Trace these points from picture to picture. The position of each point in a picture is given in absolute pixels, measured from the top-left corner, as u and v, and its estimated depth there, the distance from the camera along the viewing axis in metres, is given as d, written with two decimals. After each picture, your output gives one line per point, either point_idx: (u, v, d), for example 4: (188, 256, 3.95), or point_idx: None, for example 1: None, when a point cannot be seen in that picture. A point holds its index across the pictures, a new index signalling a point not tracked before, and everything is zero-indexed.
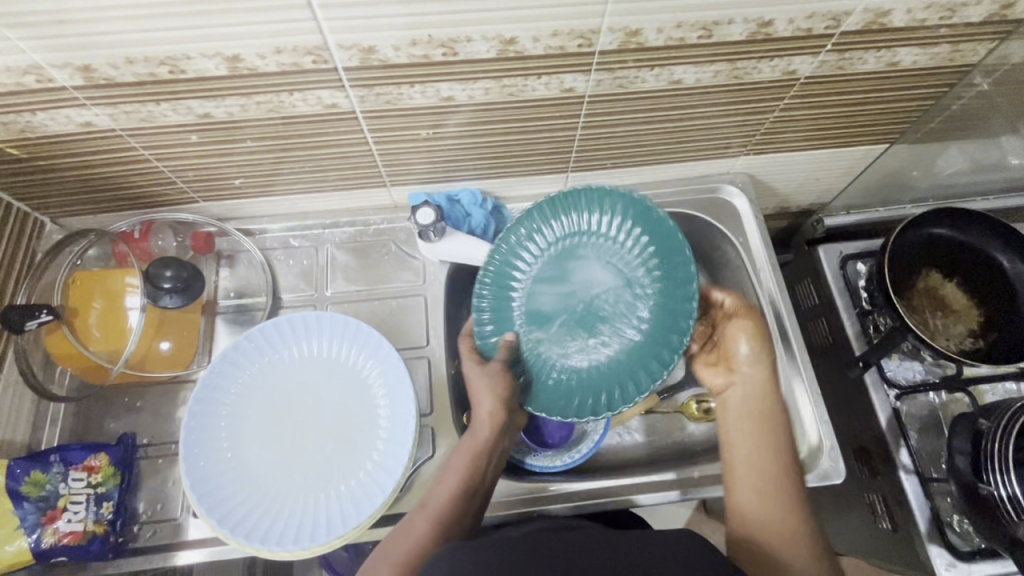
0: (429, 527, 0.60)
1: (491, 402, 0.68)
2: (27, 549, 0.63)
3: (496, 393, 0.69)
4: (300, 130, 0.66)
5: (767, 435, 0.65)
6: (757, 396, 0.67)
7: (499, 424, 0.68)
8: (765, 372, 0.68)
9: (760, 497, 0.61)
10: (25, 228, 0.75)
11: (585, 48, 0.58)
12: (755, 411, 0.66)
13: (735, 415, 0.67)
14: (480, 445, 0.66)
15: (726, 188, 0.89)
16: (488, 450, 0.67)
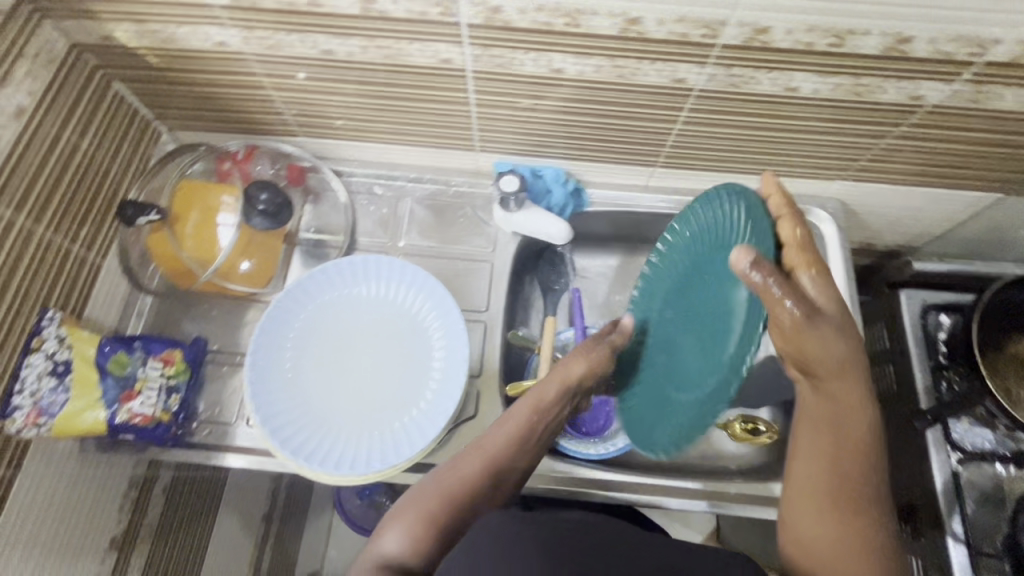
0: (479, 469, 0.57)
1: (579, 365, 0.63)
2: (102, 421, 0.67)
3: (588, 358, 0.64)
4: (410, 80, 0.69)
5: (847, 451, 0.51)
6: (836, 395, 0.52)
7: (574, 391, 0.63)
8: (850, 376, 0.52)
9: (832, 533, 0.50)
10: (143, 133, 0.80)
11: (706, 39, 0.58)
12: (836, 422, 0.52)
13: (821, 414, 0.52)
14: (549, 400, 0.62)
15: (815, 213, 0.84)
16: (557, 411, 0.62)
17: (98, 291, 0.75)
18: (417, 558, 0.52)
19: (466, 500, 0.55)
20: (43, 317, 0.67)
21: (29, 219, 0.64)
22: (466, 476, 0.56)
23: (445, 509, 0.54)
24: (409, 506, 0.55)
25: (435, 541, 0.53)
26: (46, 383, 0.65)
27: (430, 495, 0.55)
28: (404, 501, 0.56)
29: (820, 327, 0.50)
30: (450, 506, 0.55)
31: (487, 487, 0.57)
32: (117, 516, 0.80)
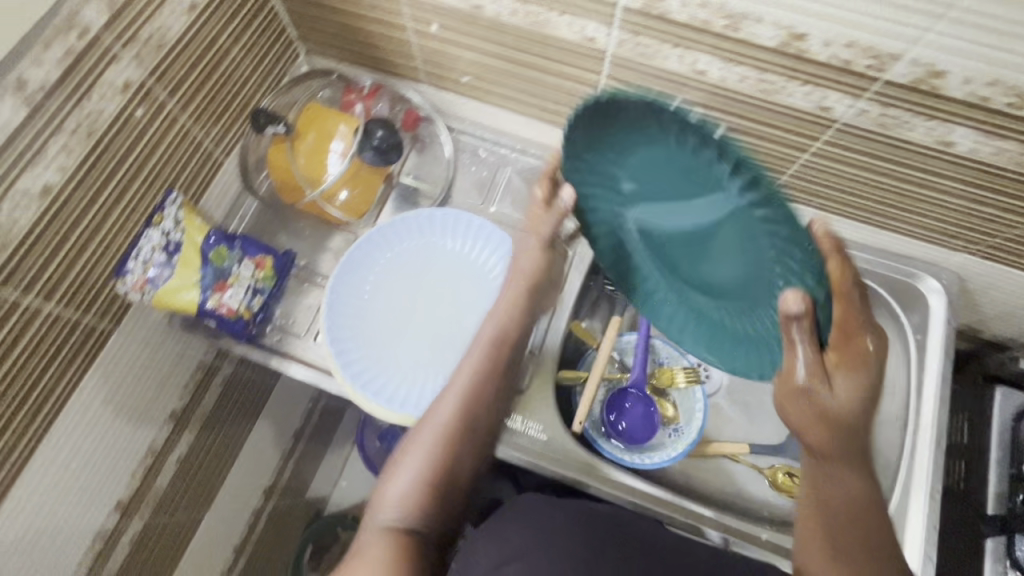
0: (453, 414, 0.60)
1: (513, 288, 0.67)
2: (195, 303, 0.72)
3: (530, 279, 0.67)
4: (548, 51, 0.69)
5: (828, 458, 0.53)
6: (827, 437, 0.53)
7: (515, 314, 0.66)
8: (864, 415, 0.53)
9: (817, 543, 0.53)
10: (285, 52, 0.85)
11: (871, 71, 0.54)
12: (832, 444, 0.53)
13: (818, 450, 0.53)
14: (508, 329, 0.65)
15: (926, 281, 0.78)
16: (511, 334, 0.65)
17: (215, 186, 0.81)
18: (418, 518, 0.56)
19: (452, 453, 0.59)
20: (167, 197, 0.72)
21: (177, 106, 0.70)
22: (440, 425, 0.60)
23: (433, 462, 0.58)
24: (404, 467, 0.58)
25: (434, 495, 0.57)
26: (157, 256, 0.70)
27: (416, 454, 0.59)
28: (397, 465, 0.59)
29: (857, 370, 0.52)
30: (436, 459, 0.58)
31: (465, 437, 0.60)
32: (181, 392, 0.87)
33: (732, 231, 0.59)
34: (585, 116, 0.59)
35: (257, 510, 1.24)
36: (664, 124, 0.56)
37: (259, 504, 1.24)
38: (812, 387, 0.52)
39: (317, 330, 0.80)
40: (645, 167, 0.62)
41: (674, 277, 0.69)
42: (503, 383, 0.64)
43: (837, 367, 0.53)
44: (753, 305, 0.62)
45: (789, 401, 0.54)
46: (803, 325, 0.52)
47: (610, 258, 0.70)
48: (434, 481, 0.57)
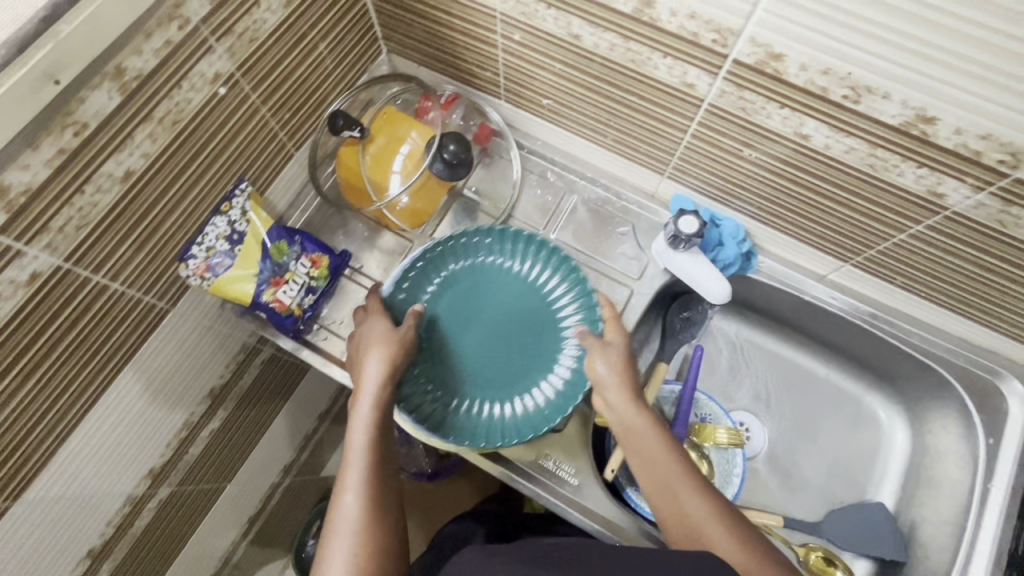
0: (361, 495, 0.58)
1: (378, 369, 0.64)
2: (250, 294, 0.73)
3: (389, 353, 0.65)
4: (640, 90, 0.66)
5: (655, 460, 0.61)
6: (655, 447, 0.62)
7: (392, 385, 0.65)
8: (620, 388, 0.64)
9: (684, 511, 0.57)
10: (368, 49, 0.84)
11: (1002, 166, 0.50)
12: (654, 445, 0.62)
13: (629, 445, 0.63)
14: (375, 405, 0.63)
15: (1008, 381, 0.72)
16: (386, 407, 0.64)
17: (282, 177, 0.81)
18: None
19: (376, 537, 0.56)
20: (237, 186, 0.72)
21: (258, 98, 0.69)
22: (353, 513, 0.57)
23: (359, 547, 0.55)
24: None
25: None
26: (220, 244, 0.70)
27: (338, 561, 0.55)
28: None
29: (610, 355, 0.66)
30: (360, 556, 0.55)
31: (380, 514, 0.58)
32: (221, 372, 0.88)
33: (529, 299, 0.75)
34: (423, 266, 0.75)
35: (275, 484, 1.26)
36: (511, 243, 0.76)
37: (277, 478, 1.26)
38: (609, 390, 0.64)
39: None
40: (461, 289, 0.75)
41: (509, 391, 0.72)
42: (391, 456, 0.62)
43: (625, 380, 0.65)
44: (554, 349, 0.73)
45: (625, 390, 0.64)
46: (593, 341, 0.67)
47: (431, 384, 0.71)
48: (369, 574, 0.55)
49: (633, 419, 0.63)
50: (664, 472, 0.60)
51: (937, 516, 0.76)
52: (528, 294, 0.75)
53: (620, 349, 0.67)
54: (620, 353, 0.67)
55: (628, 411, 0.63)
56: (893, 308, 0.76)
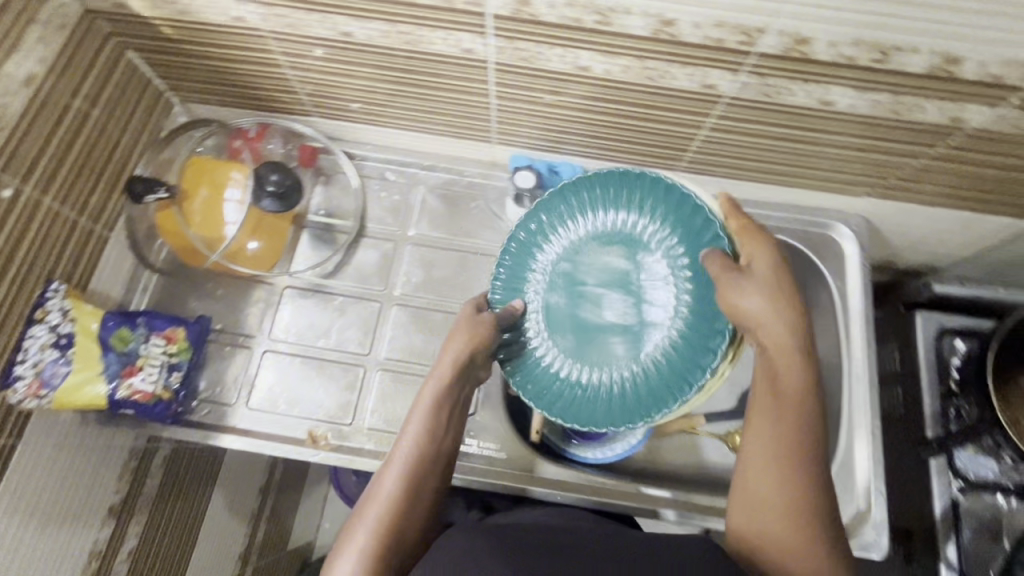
0: (393, 483, 0.55)
1: (451, 358, 0.61)
2: (102, 396, 0.67)
3: (467, 345, 0.61)
4: (430, 69, 0.66)
5: (792, 403, 0.53)
6: (802, 386, 0.53)
7: (457, 383, 0.61)
8: (784, 320, 0.53)
9: (773, 487, 0.51)
10: (155, 104, 0.79)
11: (744, 46, 0.55)
12: (806, 396, 0.53)
13: (759, 378, 0.55)
14: (444, 393, 0.60)
15: (838, 228, 0.82)
16: (453, 395, 0.61)
17: (105, 263, 0.75)
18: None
19: (399, 523, 0.54)
20: (48, 289, 0.66)
21: (38, 189, 0.63)
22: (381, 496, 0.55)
23: (380, 533, 0.53)
24: (344, 553, 0.52)
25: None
26: (48, 354, 0.65)
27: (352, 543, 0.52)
28: (338, 547, 0.53)
29: (762, 269, 0.55)
30: (378, 544, 0.52)
31: (411, 504, 0.55)
32: (117, 485, 0.81)
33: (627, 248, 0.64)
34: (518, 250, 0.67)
35: None
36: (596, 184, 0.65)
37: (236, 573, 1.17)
38: (755, 321, 0.53)
39: (248, 394, 0.76)
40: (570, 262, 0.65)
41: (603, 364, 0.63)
42: (442, 448, 0.59)
43: (770, 296, 0.54)
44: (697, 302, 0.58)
45: (799, 337, 0.54)
46: (730, 265, 0.55)
47: (521, 379, 0.64)
48: (380, 561, 0.52)
49: (784, 360, 0.54)
50: (789, 420, 0.52)
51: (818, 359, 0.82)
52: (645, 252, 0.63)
53: (775, 273, 0.55)
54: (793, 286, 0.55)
55: (801, 354, 0.53)
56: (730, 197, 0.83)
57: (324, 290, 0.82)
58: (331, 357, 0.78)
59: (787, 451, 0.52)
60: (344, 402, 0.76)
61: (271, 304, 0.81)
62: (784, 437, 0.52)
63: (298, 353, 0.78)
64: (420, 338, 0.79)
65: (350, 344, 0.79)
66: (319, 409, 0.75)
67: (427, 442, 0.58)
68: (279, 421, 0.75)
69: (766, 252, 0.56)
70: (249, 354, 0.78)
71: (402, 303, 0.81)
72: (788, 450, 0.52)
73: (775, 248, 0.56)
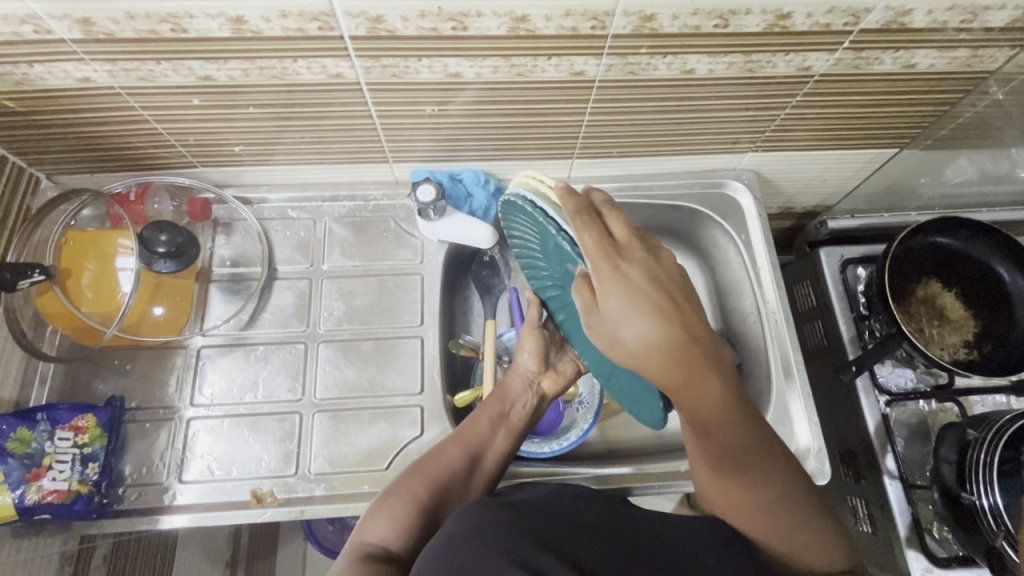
0: (459, 451, 0.64)
1: (528, 363, 0.74)
2: (9, 505, 0.62)
3: (538, 351, 0.74)
4: (304, 98, 0.65)
5: (719, 433, 0.51)
6: (711, 408, 0.49)
7: (534, 388, 0.73)
8: (661, 348, 0.45)
9: (726, 488, 0.53)
10: (18, 182, 0.74)
11: (597, 31, 0.57)
12: (725, 418, 0.50)
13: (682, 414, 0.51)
14: (514, 393, 0.72)
15: (732, 184, 0.87)
16: (521, 399, 0.72)
17: None
18: (398, 539, 0.55)
19: (447, 485, 0.61)
20: None
21: None
22: (446, 460, 0.63)
23: (438, 487, 0.61)
24: (390, 497, 0.59)
25: (420, 525, 0.57)
26: None
27: (415, 485, 0.60)
28: (387, 492, 0.60)
29: (610, 292, 0.45)
30: (433, 494, 0.60)
31: (464, 473, 0.63)
32: None
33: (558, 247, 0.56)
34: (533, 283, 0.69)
35: None
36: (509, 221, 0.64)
37: None
38: (639, 361, 0.45)
39: (178, 467, 0.71)
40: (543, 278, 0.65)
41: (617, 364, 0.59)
42: (501, 440, 0.68)
43: (633, 322, 0.44)
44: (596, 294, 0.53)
45: (677, 353, 0.45)
46: (592, 306, 0.47)
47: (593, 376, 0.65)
48: (421, 511, 0.58)
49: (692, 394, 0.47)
50: (714, 438, 0.52)
51: (743, 312, 0.86)
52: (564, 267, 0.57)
53: (632, 291, 0.45)
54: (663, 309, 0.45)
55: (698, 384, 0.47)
56: (629, 174, 0.86)
57: (244, 342, 0.78)
58: (263, 410, 0.75)
59: (722, 458, 0.53)
60: (285, 452, 0.72)
61: (189, 368, 0.76)
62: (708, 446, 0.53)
63: (227, 414, 0.74)
64: (352, 370, 0.77)
65: (281, 393, 0.76)
66: (259, 466, 0.72)
67: (490, 430, 0.67)
68: (217, 489, 0.70)
69: (621, 284, 0.45)
70: (172, 426, 0.73)
71: (328, 339, 0.79)
72: (723, 457, 0.53)
73: (622, 273, 0.45)
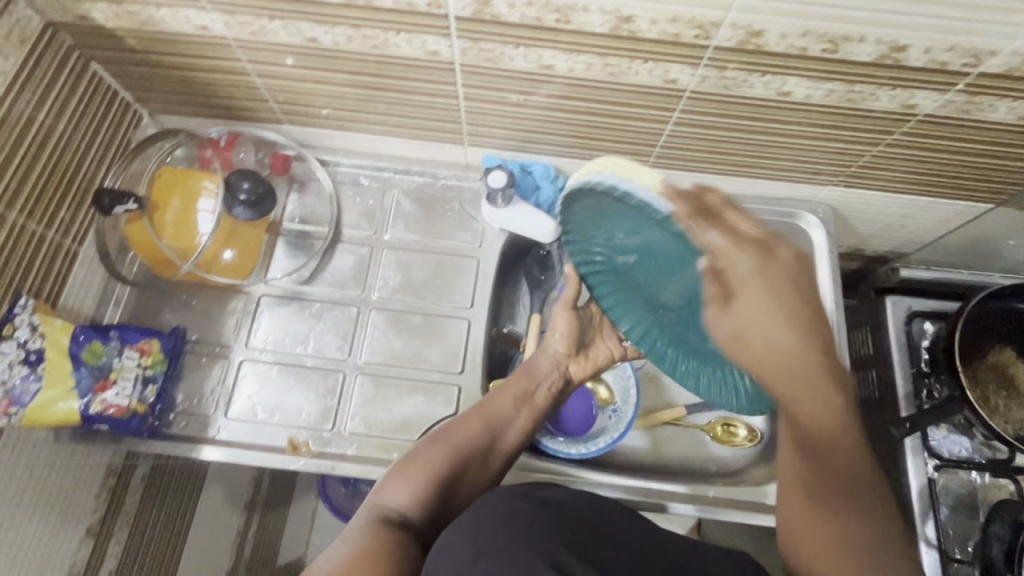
0: (482, 426, 0.65)
1: (562, 344, 0.72)
2: (75, 411, 0.66)
3: (570, 332, 0.72)
4: (397, 71, 0.67)
5: (825, 456, 0.49)
6: (829, 422, 0.44)
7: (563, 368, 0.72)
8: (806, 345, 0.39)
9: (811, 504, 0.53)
10: (124, 116, 0.79)
11: (699, 40, 0.57)
12: (834, 443, 0.47)
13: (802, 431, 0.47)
14: (542, 373, 0.71)
15: (805, 217, 0.84)
16: (548, 380, 0.71)
17: (74, 277, 0.74)
18: (416, 508, 0.58)
19: (466, 457, 0.62)
20: (15, 305, 0.66)
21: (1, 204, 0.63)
22: (468, 434, 0.63)
23: (458, 457, 0.62)
24: (409, 464, 0.61)
25: (435, 494, 0.59)
26: (17, 371, 0.64)
27: (432, 456, 0.61)
28: (406, 456, 0.62)
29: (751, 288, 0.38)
30: (451, 466, 0.61)
31: (485, 447, 0.64)
32: (94, 505, 0.78)
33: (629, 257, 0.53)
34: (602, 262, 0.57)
35: None
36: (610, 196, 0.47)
37: None
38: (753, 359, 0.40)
39: (226, 404, 0.75)
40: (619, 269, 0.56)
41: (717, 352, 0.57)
42: (525, 419, 0.68)
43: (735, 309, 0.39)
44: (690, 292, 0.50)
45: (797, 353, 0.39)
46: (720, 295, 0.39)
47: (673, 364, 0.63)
48: (437, 481, 0.60)
49: (813, 408, 0.43)
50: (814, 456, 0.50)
51: None
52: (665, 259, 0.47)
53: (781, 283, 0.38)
54: (810, 318, 0.38)
55: (822, 394, 0.42)
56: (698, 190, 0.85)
57: (300, 297, 0.81)
58: (310, 363, 0.78)
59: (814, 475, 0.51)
60: (325, 407, 0.75)
61: (248, 313, 0.80)
62: (814, 458, 0.50)
63: (275, 362, 0.78)
64: (398, 341, 0.79)
65: (329, 350, 0.78)
66: (299, 416, 0.75)
67: (514, 409, 0.68)
68: (257, 431, 0.74)
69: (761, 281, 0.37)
70: (226, 364, 0.77)
71: (380, 307, 0.81)
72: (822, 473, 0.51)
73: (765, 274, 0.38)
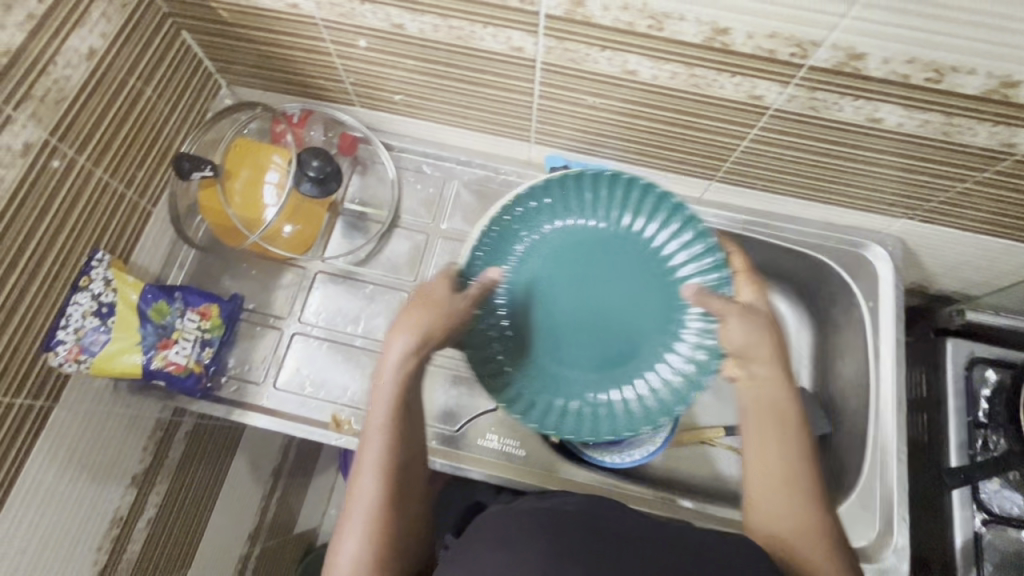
0: (379, 482, 0.54)
1: (411, 351, 0.57)
2: (138, 365, 0.69)
3: (423, 332, 0.57)
4: (477, 64, 0.67)
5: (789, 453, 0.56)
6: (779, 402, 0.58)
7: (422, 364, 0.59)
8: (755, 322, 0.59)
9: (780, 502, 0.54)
10: (204, 85, 0.81)
11: (795, 59, 0.55)
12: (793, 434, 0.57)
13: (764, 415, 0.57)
14: (399, 391, 0.57)
15: (872, 248, 0.82)
16: (411, 390, 0.58)
17: (146, 236, 0.77)
18: None
19: (388, 519, 0.54)
20: (93, 258, 0.69)
21: (89, 161, 0.66)
22: (373, 498, 0.54)
23: (377, 522, 0.53)
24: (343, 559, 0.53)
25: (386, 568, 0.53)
26: (89, 321, 0.67)
27: (353, 539, 0.53)
28: (335, 550, 0.54)
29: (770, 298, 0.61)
30: (379, 534, 0.53)
31: (396, 490, 0.55)
32: (141, 456, 0.81)
33: (596, 246, 0.70)
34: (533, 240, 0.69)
35: (244, 556, 1.14)
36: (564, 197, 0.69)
37: (246, 548, 1.14)
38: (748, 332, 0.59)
39: (276, 375, 0.77)
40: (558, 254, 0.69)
41: (605, 368, 0.67)
42: (411, 434, 0.57)
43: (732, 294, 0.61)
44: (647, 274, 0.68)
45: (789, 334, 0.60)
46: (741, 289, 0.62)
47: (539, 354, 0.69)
48: (380, 556, 0.53)
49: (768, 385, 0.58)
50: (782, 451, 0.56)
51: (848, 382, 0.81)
52: (645, 259, 0.68)
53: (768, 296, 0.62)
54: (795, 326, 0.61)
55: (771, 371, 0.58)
56: (763, 209, 0.82)
57: (354, 277, 0.83)
58: (359, 343, 0.79)
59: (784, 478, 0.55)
60: (369, 388, 0.77)
61: (303, 288, 0.82)
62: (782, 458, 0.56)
63: (325, 338, 0.79)
64: None
65: (379, 332, 0.80)
66: (344, 393, 0.76)
67: (395, 441, 0.56)
68: (303, 403, 0.76)
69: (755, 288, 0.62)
70: (279, 335, 0.79)
71: None
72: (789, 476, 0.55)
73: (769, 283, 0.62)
